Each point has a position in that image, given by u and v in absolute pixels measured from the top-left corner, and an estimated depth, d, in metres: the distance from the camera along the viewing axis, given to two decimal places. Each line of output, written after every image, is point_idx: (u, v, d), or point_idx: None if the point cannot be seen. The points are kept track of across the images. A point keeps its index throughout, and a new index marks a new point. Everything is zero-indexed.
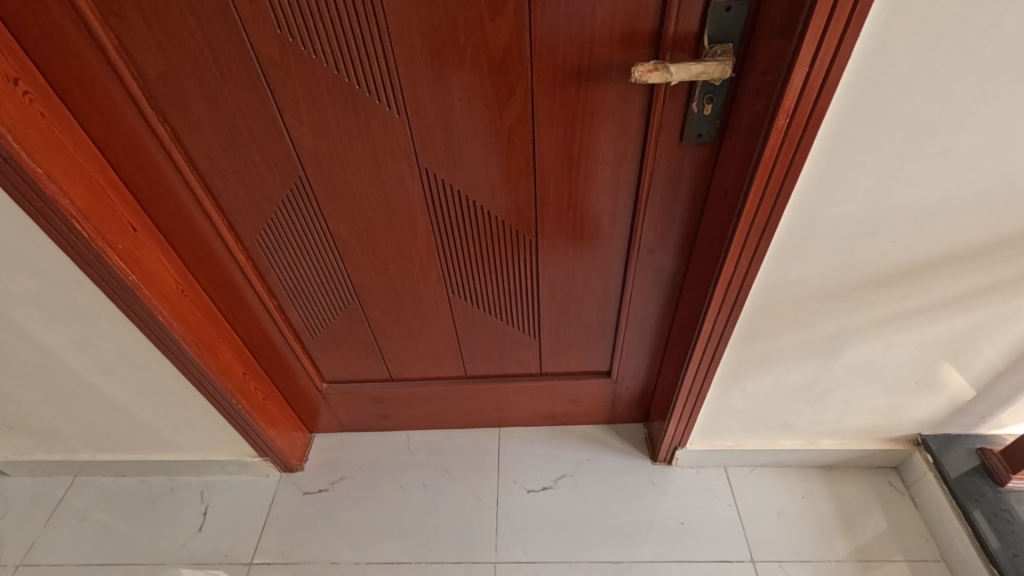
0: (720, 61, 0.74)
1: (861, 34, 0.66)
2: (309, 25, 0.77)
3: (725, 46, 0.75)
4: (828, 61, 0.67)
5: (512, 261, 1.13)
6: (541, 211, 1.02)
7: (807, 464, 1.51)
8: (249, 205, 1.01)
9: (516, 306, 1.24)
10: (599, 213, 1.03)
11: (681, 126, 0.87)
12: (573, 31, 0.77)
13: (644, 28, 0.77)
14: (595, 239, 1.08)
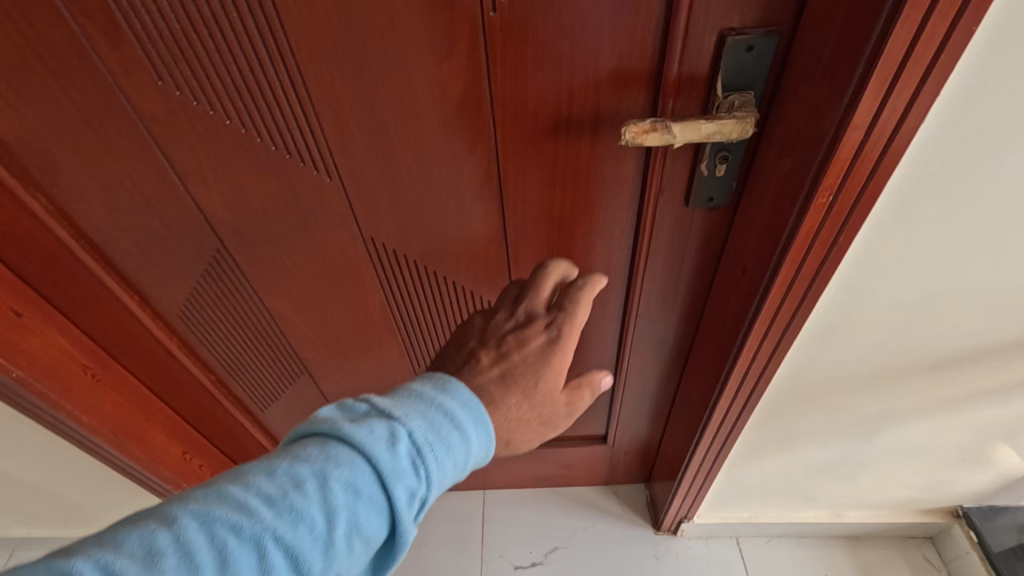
0: (740, 118, 0.55)
1: (940, 93, 0.47)
2: (199, 74, 0.59)
3: (744, 95, 0.57)
4: (891, 127, 0.49)
5: None
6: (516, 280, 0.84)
7: (830, 535, 1.33)
8: (164, 278, 0.84)
9: None
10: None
11: (688, 187, 0.69)
12: (546, 76, 0.59)
13: (639, 72, 0.59)
14: None
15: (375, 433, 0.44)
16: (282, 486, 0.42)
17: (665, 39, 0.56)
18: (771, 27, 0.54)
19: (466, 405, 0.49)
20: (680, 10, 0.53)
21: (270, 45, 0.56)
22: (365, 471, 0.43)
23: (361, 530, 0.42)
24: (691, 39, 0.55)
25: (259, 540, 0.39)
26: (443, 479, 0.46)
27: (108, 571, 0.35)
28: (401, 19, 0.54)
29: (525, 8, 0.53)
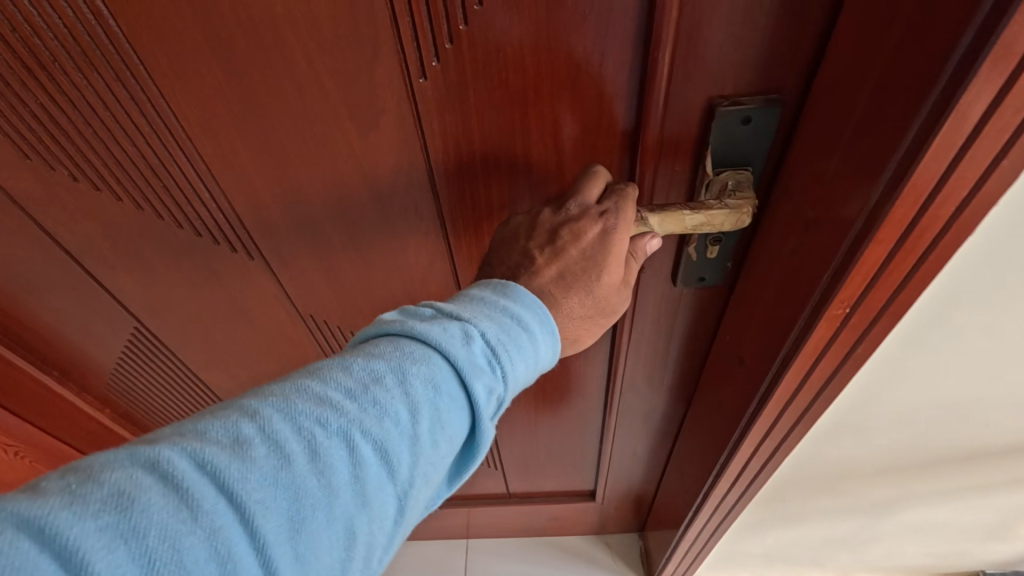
0: (733, 208, 0.45)
1: (996, 206, 0.35)
2: (70, 149, 0.48)
3: (743, 172, 0.46)
4: (926, 247, 0.37)
5: None
6: None
7: None
8: (82, 353, 0.74)
9: None
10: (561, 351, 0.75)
11: (674, 265, 0.58)
12: (493, 151, 0.48)
13: (608, 145, 0.48)
14: (561, 375, 0.81)
15: (449, 332, 0.40)
16: (357, 381, 0.37)
17: (640, 108, 0.45)
18: (773, 94, 0.43)
19: (534, 307, 0.44)
20: (656, 76, 0.41)
21: (151, 117, 0.46)
22: (444, 370, 0.39)
23: (444, 426, 0.39)
24: (672, 107, 0.44)
25: (345, 430, 0.35)
26: (517, 380, 0.43)
27: (197, 458, 0.32)
28: (310, 88, 0.44)
29: (463, 75, 0.43)
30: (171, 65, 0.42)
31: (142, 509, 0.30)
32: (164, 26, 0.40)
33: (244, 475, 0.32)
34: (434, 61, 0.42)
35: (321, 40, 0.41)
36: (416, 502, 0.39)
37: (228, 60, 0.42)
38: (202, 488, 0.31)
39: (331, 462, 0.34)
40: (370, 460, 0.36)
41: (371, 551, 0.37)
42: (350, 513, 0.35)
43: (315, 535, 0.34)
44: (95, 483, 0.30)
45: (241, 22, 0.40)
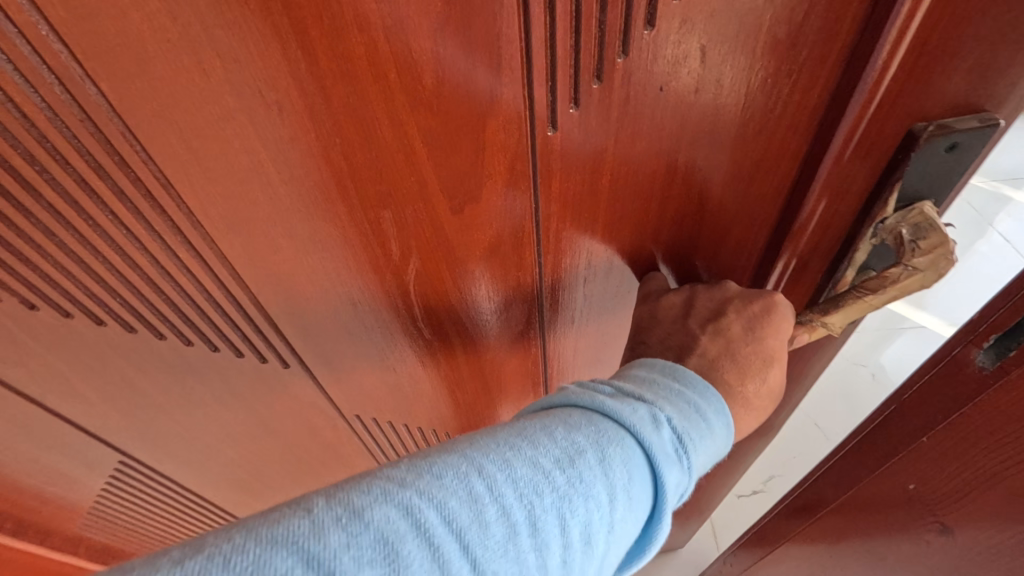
0: (925, 268, 0.37)
1: None
2: (34, 288, 0.33)
3: (924, 210, 0.37)
4: None
5: None
6: None
7: None
8: (45, 506, 0.56)
9: None
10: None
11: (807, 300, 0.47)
12: (621, 196, 0.38)
13: (765, 177, 0.38)
14: None
15: (640, 414, 0.32)
16: (567, 452, 0.29)
17: (821, 132, 0.35)
18: (984, 113, 0.34)
19: (708, 394, 0.36)
20: (849, 104, 0.33)
21: (155, 219, 0.32)
22: (640, 453, 0.31)
23: (632, 521, 0.30)
24: (862, 139, 0.35)
25: (561, 512, 0.28)
26: (696, 475, 0.34)
27: (443, 513, 0.25)
28: (393, 157, 0.31)
29: (605, 120, 0.32)
30: (188, 148, 0.29)
31: (405, 564, 0.23)
32: (181, 95, 0.26)
33: (481, 543, 0.25)
34: (571, 107, 0.31)
35: (419, 92, 0.29)
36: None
37: (278, 132, 0.29)
38: (450, 550, 0.24)
39: (547, 545, 0.27)
40: (577, 549, 0.28)
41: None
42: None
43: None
44: (359, 522, 0.23)
45: (302, 78, 0.27)
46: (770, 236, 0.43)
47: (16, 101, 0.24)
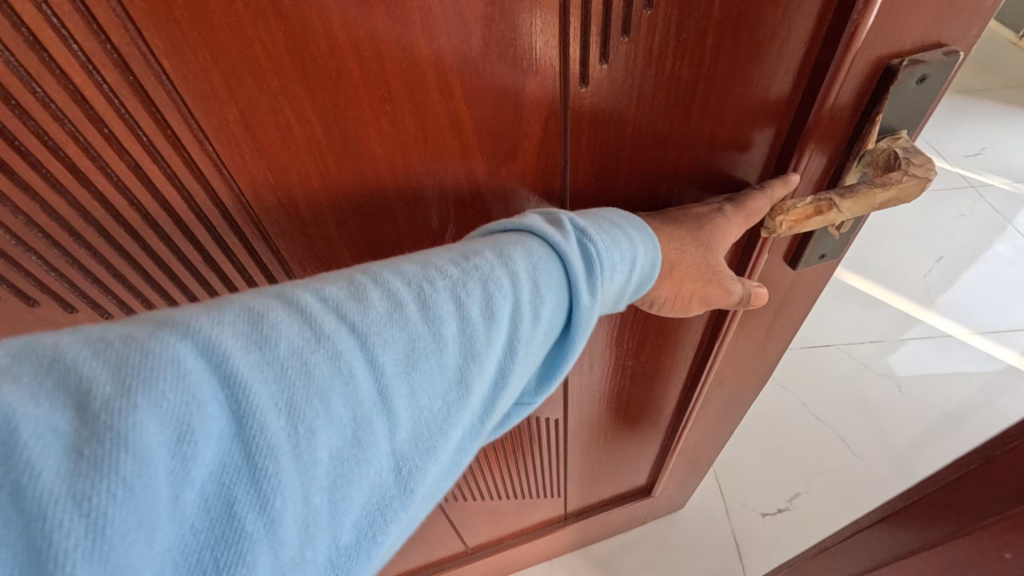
0: (920, 177, 0.37)
1: None
2: (79, 280, 0.33)
3: (902, 138, 0.39)
4: None
5: (533, 449, 0.74)
6: (573, 392, 0.63)
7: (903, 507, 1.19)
8: None
9: (541, 485, 0.86)
10: (662, 378, 0.67)
11: (795, 249, 0.48)
12: (639, 157, 0.39)
13: (764, 131, 0.40)
14: (653, 401, 0.72)
15: (546, 222, 0.32)
16: (464, 251, 0.30)
17: (812, 88, 0.38)
18: (947, 47, 0.37)
19: (626, 220, 0.34)
20: (833, 48, 0.35)
21: (206, 206, 0.32)
22: (547, 253, 0.31)
23: (544, 313, 0.30)
24: (852, 87, 0.37)
25: (456, 295, 0.28)
26: (618, 281, 0.33)
27: (319, 297, 0.26)
28: (439, 121, 0.33)
29: (634, 75, 0.34)
30: (243, 121, 0.29)
31: (274, 329, 0.24)
32: (241, 65, 0.27)
33: (362, 318, 0.26)
34: (603, 62, 0.33)
35: (468, 52, 0.30)
36: (507, 401, 0.31)
37: (332, 101, 0.30)
38: (326, 320, 0.25)
39: (441, 321, 0.27)
40: (478, 326, 0.28)
41: (457, 449, 0.30)
42: (451, 392, 0.28)
43: (417, 405, 0.27)
44: (230, 303, 0.24)
45: (359, 44, 0.28)
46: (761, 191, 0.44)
47: (97, 66, 0.25)
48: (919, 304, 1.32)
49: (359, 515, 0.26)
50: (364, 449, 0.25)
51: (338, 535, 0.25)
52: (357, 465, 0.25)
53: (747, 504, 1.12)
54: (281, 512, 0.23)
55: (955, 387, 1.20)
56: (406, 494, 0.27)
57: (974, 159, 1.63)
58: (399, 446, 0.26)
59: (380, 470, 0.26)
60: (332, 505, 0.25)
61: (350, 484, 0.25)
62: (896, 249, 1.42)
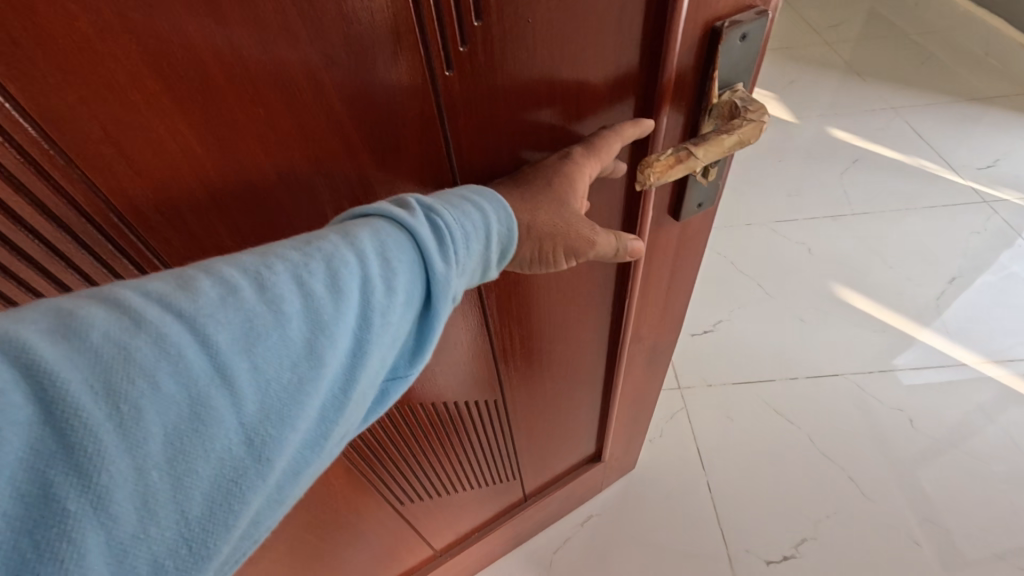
0: (758, 118, 0.43)
1: None
2: None
3: (739, 88, 0.45)
4: None
5: (478, 433, 0.76)
6: (505, 368, 0.66)
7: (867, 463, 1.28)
8: None
9: (495, 468, 0.89)
10: (586, 342, 0.72)
11: (674, 200, 0.54)
12: (517, 132, 0.42)
13: (623, 97, 0.45)
14: (582, 365, 0.76)
15: (396, 202, 0.33)
16: (311, 235, 0.31)
17: (654, 55, 0.42)
18: (760, 8, 0.43)
19: (490, 198, 0.36)
20: (662, 17, 0.40)
21: (84, 228, 0.33)
22: (395, 231, 0.32)
23: (399, 283, 0.31)
24: (688, 49, 0.42)
25: (296, 274, 0.29)
26: (478, 251, 0.35)
27: (146, 292, 0.26)
28: (314, 117, 0.34)
29: (496, 57, 0.37)
30: (109, 138, 0.30)
31: (89, 323, 0.24)
32: (95, 81, 0.28)
33: (192, 305, 0.26)
34: (462, 46, 0.35)
35: (328, 50, 0.32)
36: (373, 371, 0.32)
37: (198, 106, 0.31)
38: (150, 311, 0.25)
39: (280, 300, 0.28)
40: (324, 302, 0.29)
41: (322, 422, 0.30)
42: (300, 365, 0.28)
43: (262, 381, 0.27)
44: (46, 303, 0.25)
45: (218, 50, 0.29)
46: (634, 151, 0.49)
47: None
48: (911, 322, 1.44)
49: (208, 488, 0.26)
50: (204, 426, 0.25)
51: (186, 507, 0.26)
52: (197, 441, 0.25)
53: (750, 551, 1.15)
54: (106, 487, 0.23)
55: (957, 404, 1.31)
56: (261, 464, 0.27)
57: (987, 171, 1.76)
58: (247, 420, 0.27)
59: (227, 445, 0.26)
60: (174, 479, 0.25)
61: (190, 459, 0.25)
62: (902, 268, 1.55)
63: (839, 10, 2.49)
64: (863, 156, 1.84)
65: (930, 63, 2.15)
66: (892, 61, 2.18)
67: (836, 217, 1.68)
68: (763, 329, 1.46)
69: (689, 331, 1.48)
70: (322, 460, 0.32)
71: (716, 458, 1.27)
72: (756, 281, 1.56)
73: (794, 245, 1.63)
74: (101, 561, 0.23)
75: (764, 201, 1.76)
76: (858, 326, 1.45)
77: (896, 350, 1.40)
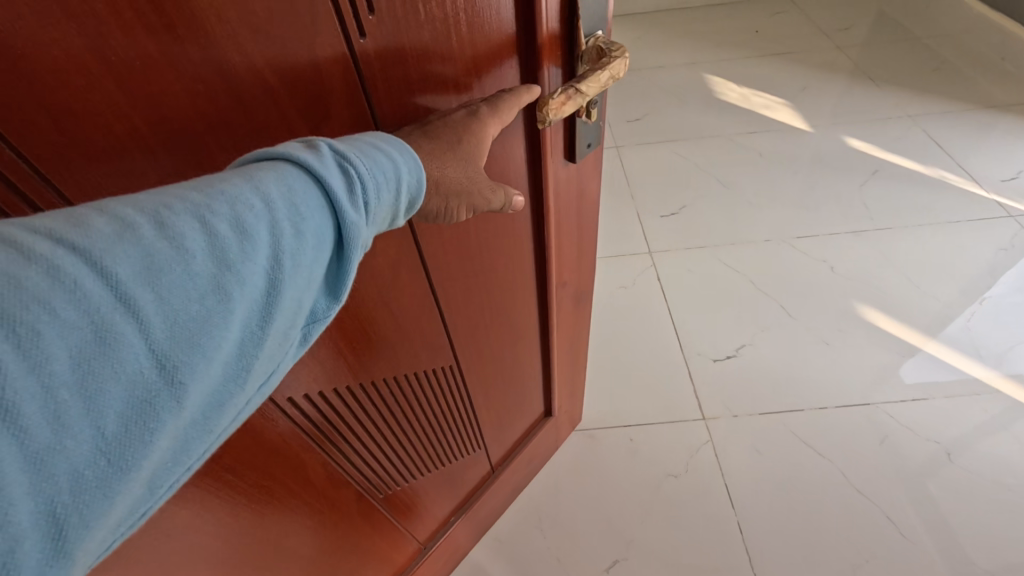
0: (619, 56, 0.54)
1: None
2: None
3: (599, 35, 0.57)
4: None
5: (440, 404, 0.82)
6: (455, 330, 0.73)
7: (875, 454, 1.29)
8: None
9: (462, 440, 0.94)
10: (520, 298, 0.80)
11: (569, 143, 0.66)
12: (428, 91, 0.49)
13: (514, 57, 0.54)
14: (522, 319, 0.85)
15: (298, 148, 0.37)
16: (214, 179, 0.33)
17: (528, 17, 0.52)
18: None
19: (402, 148, 0.41)
20: None
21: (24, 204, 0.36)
22: (301, 175, 0.35)
23: (307, 226, 0.35)
24: (555, 9, 0.53)
25: (199, 215, 0.31)
26: (386, 201, 0.39)
27: (37, 228, 0.27)
28: (250, 89, 0.40)
29: (397, 25, 0.44)
30: (53, 115, 0.34)
31: None
32: (51, 74, 0.33)
33: (90, 240, 0.28)
34: (370, 14, 0.42)
35: (256, 26, 0.38)
36: (289, 310, 0.35)
37: (144, 88, 0.36)
38: (44, 247, 0.27)
39: (183, 237, 0.30)
40: (229, 241, 0.32)
41: (240, 352, 0.33)
42: (208, 298, 0.31)
43: (169, 310, 0.29)
44: None
45: (160, 34, 0.35)
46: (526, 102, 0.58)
47: None
48: (921, 334, 1.49)
49: (124, 408, 0.28)
50: (112, 348, 0.27)
51: (101, 423, 0.27)
52: (106, 362, 0.27)
53: None
54: (13, 404, 0.24)
55: (971, 410, 1.34)
56: (175, 386, 0.30)
57: (1010, 183, 1.79)
58: (157, 344, 0.29)
59: (138, 366, 0.28)
60: (85, 397, 0.27)
61: (101, 376, 0.27)
62: (927, 283, 1.59)
63: (846, 14, 2.52)
64: (882, 167, 1.88)
65: (944, 68, 2.18)
66: (909, 68, 2.20)
67: (857, 234, 1.72)
68: (785, 353, 1.48)
69: (712, 357, 1.48)
70: (241, 395, 0.34)
71: (746, 493, 1.26)
72: (760, 291, 1.60)
73: (815, 262, 1.66)
74: (17, 469, 0.25)
75: (782, 213, 1.77)
76: (880, 346, 1.48)
77: (906, 364, 1.43)
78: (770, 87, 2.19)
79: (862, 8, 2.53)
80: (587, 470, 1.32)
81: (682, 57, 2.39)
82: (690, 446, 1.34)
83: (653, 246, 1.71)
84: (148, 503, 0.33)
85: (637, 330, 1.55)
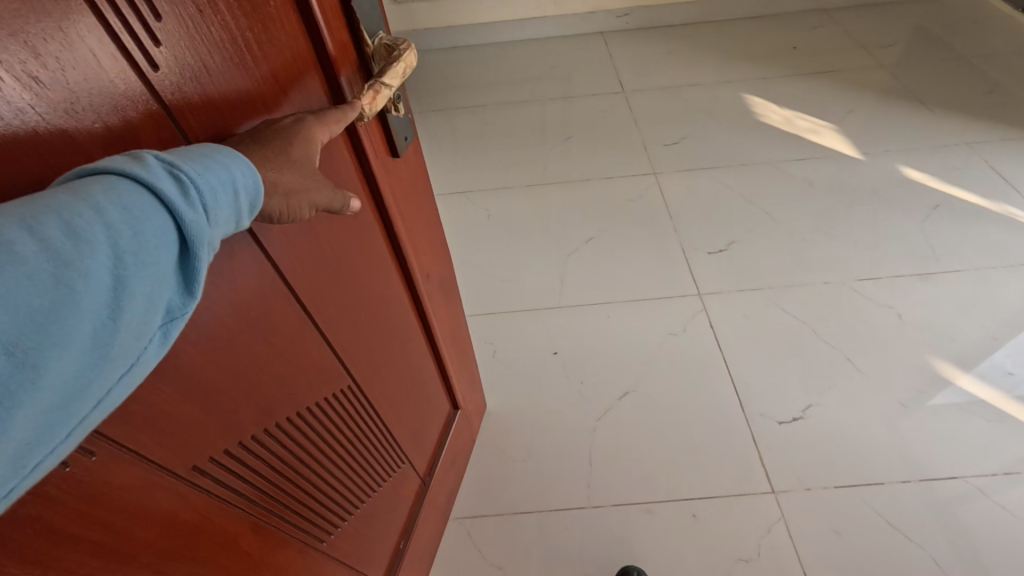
0: (404, 50, 0.56)
1: None
2: None
3: (382, 35, 0.58)
4: None
5: (355, 432, 0.74)
6: (344, 351, 0.66)
7: (935, 502, 1.17)
8: None
9: (385, 464, 0.86)
10: (392, 299, 0.76)
11: (388, 142, 0.65)
12: (234, 117, 0.44)
13: (308, 69, 0.51)
14: (404, 323, 0.82)
15: (116, 161, 0.32)
16: (33, 197, 0.28)
17: (310, 26, 0.50)
18: None
19: (230, 156, 0.36)
20: None
21: None
22: (132, 186, 0.31)
23: (148, 229, 0.30)
24: (333, 19, 0.52)
25: (26, 223, 0.26)
26: (226, 205, 0.35)
27: None
28: (56, 146, 0.33)
29: (185, 57, 0.39)
30: None
31: None
32: None
33: None
34: (156, 45, 0.37)
35: (34, 75, 0.31)
36: (141, 304, 0.30)
37: None
38: None
39: (15, 243, 0.26)
40: (69, 245, 0.27)
41: (103, 343, 0.29)
42: (54, 294, 0.26)
43: (17, 305, 0.25)
44: None
45: None
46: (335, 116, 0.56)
47: None
48: (954, 364, 1.37)
49: None
50: None
51: None
52: None
53: None
54: None
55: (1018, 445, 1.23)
56: (34, 373, 0.26)
57: None
58: (7, 337, 0.25)
59: None
60: None
61: None
62: (982, 314, 1.45)
63: (888, 32, 2.41)
64: (943, 202, 1.73)
65: (999, 91, 2.07)
66: (960, 92, 2.08)
67: (924, 276, 1.55)
68: (858, 414, 1.30)
69: (777, 420, 1.30)
70: (104, 382, 0.29)
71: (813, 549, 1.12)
72: (824, 339, 1.44)
73: (882, 309, 1.49)
74: None
75: (841, 251, 1.64)
76: (949, 400, 1.31)
77: (933, 394, 1.32)
78: (815, 111, 2.09)
79: (900, 23, 2.45)
80: (624, 534, 1.17)
81: (712, 78, 2.28)
82: (762, 525, 1.15)
83: (702, 289, 1.58)
84: (16, 481, 0.27)
85: (677, 367, 1.42)
